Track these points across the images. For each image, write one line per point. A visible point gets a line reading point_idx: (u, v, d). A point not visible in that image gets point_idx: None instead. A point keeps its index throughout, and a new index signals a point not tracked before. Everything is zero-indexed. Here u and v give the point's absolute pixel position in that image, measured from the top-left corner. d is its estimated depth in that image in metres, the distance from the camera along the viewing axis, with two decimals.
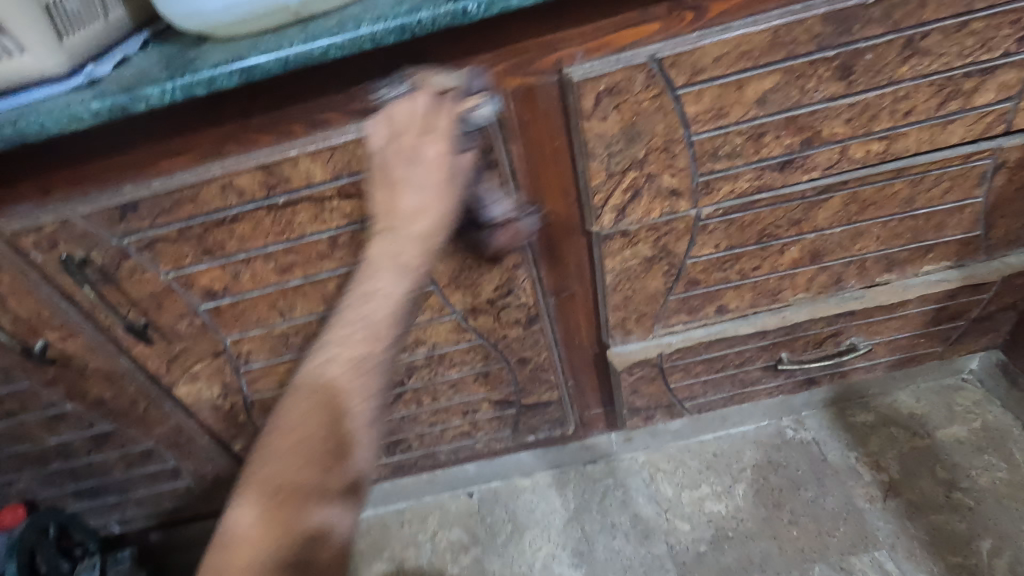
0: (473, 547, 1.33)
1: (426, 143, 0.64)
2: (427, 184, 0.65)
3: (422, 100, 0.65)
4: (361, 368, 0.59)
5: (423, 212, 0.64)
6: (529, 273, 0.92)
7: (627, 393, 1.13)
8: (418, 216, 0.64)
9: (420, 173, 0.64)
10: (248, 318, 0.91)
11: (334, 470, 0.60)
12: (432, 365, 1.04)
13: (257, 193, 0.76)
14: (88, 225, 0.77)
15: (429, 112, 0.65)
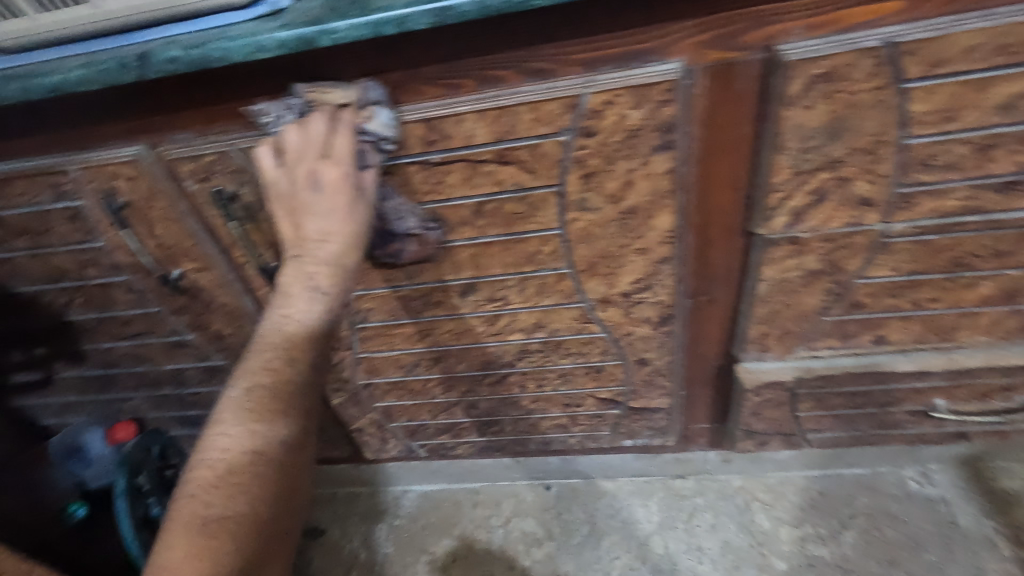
0: (547, 542, 1.29)
1: (323, 166, 0.67)
2: (330, 210, 0.68)
3: (319, 124, 0.68)
4: (284, 392, 0.67)
5: (333, 237, 0.69)
6: (674, 271, 0.84)
7: (746, 413, 1.04)
8: (326, 241, 0.69)
9: (325, 201, 0.68)
10: (375, 276, 0.88)
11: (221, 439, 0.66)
12: (545, 352, 0.99)
13: (414, 148, 0.73)
14: (245, 160, 0.76)
15: (327, 136, 0.67)
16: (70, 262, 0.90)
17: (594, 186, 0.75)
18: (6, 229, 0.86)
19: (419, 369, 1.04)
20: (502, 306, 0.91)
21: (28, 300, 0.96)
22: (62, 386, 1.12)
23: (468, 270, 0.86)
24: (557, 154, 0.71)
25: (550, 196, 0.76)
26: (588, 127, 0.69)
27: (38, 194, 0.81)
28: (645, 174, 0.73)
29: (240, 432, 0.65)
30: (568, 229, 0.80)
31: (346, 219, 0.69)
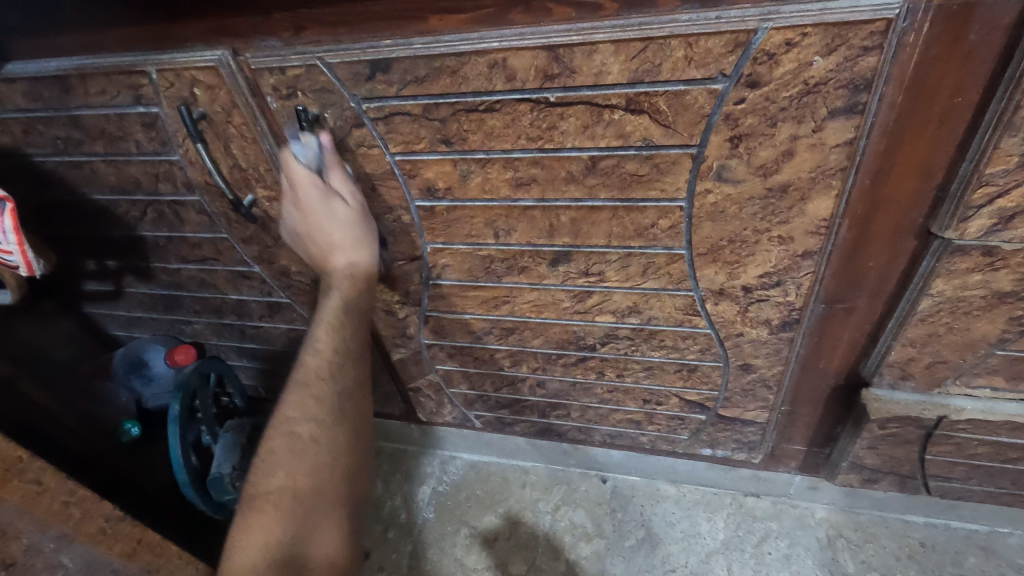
0: (596, 539, 1.19)
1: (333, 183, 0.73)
2: (346, 221, 0.74)
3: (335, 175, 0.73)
4: (347, 408, 0.73)
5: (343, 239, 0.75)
6: (816, 269, 0.69)
7: (860, 444, 0.88)
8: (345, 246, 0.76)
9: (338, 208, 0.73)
10: (458, 230, 0.78)
11: (304, 481, 0.68)
12: (635, 341, 0.86)
13: (528, 82, 0.60)
14: (332, 78, 0.66)
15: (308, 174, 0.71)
16: (143, 173, 0.85)
17: (742, 152, 0.60)
18: (83, 131, 0.81)
19: (489, 338, 0.95)
20: (595, 282, 0.79)
21: (102, 209, 0.92)
22: (129, 301, 1.10)
23: (565, 236, 0.74)
24: (706, 106, 0.57)
25: (684, 159, 0.62)
26: (753, 76, 0.54)
27: (117, 95, 0.75)
28: (812, 144, 0.58)
29: (294, 423, 0.71)
30: (696, 203, 0.66)
31: (359, 241, 0.76)
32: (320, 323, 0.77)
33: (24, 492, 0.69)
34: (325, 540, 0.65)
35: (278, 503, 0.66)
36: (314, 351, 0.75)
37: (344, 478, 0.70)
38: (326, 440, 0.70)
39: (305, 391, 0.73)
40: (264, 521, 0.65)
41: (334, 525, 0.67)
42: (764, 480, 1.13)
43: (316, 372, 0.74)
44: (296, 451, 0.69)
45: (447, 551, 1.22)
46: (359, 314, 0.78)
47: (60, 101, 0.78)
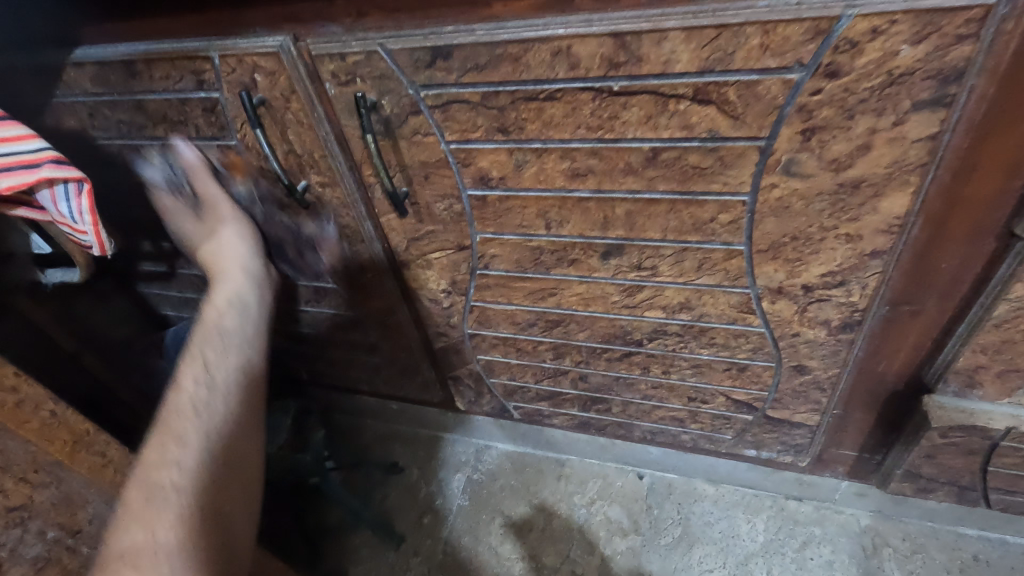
0: (631, 535, 1.18)
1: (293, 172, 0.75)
2: None
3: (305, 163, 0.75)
4: (234, 437, 0.69)
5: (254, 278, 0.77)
6: (883, 269, 0.67)
7: (917, 453, 0.85)
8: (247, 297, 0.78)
9: None
10: (509, 221, 0.77)
11: (181, 516, 0.60)
12: (684, 338, 0.85)
13: (592, 70, 0.59)
14: (392, 65, 0.65)
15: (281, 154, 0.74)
16: (201, 157, 0.86)
17: (814, 146, 0.58)
18: (146, 115, 0.83)
19: (534, 330, 0.94)
20: (647, 277, 0.78)
21: (160, 192, 0.95)
22: (182, 282, 1.13)
23: (619, 229, 0.73)
24: (779, 97, 0.55)
25: (751, 152, 0.60)
26: (832, 66, 0.52)
27: (180, 80, 0.76)
28: (891, 138, 0.55)
29: (161, 467, 0.63)
30: (760, 198, 0.64)
31: None
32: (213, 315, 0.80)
33: (90, 463, 0.71)
34: (237, 524, 0.65)
35: (197, 490, 0.63)
36: (200, 353, 0.75)
37: (223, 498, 0.65)
38: (232, 448, 0.68)
39: (198, 384, 0.71)
40: (170, 511, 0.60)
41: (243, 507, 0.67)
42: (808, 484, 1.10)
43: (214, 362, 0.74)
44: (176, 488, 0.62)
45: (482, 539, 1.23)
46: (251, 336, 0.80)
47: (125, 86, 0.80)
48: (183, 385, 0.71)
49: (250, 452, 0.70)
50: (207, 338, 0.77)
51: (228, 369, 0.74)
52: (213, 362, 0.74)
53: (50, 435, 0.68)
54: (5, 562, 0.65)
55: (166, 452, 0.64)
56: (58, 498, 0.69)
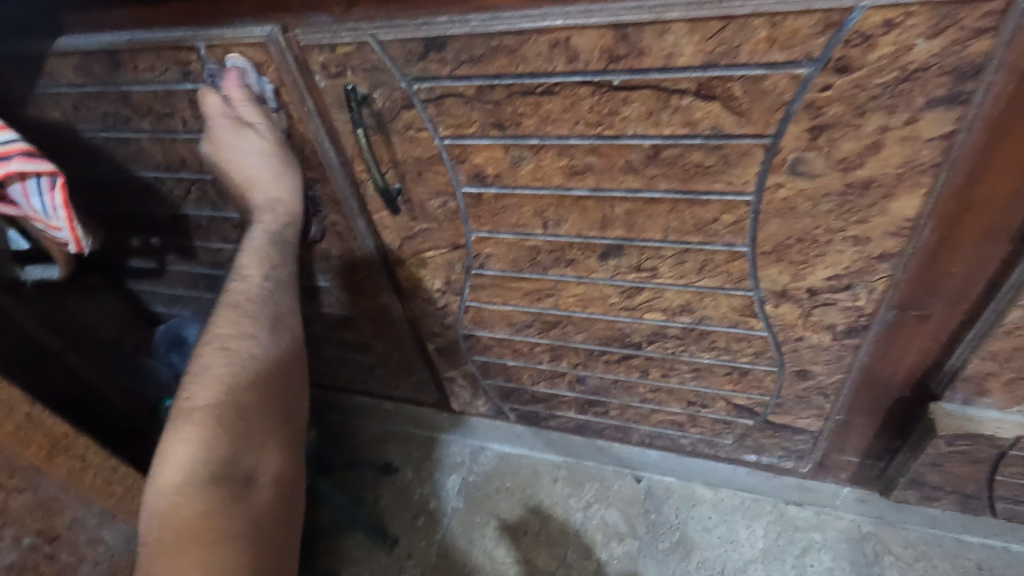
0: (629, 539, 1.16)
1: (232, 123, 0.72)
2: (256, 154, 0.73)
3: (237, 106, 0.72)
4: (268, 363, 0.66)
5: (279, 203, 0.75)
6: (891, 272, 0.64)
7: (922, 461, 0.83)
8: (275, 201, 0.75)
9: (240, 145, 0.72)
10: (505, 219, 0.75)
11: (225, 441, 0.58)
12: (684, 341, 0.82)
13: (592, 64, 0.56)
14: (385, 57, 0.63)
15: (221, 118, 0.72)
16: (189, 151, 0.84)
17: (822, 144, 0.55)
18: (131, 107, 0.80)
19: (530, 331, 0.92)
20: (646, 278, 0.76)
21: (147, 186, 0.92)
22: (171, 279, 1.10)
23: (618, 229, 0.71)
24: (786, 93, 0.53)
25: (756, 150, 0.57)
26: (843, 60, 0.50)
27: (165, 71, 0.74)
28: (904, 137, 0.53)
29: (203, 388, 0.62)
30: (764, 199, 0.61)
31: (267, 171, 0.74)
32: (246, 250, 0.73)
33: (69, 467, 0.69)
34: (267, 460, 0.61)
35: (223, 419, 0.59)
36: (242, 276, 0.71)
37: (284, 414, 0.66)
38: (270, 386, 0.65)
39: (237, 310, 0.69)
40: (200, 434, 0.58)
41: (277, 445, 0.63)
42: (809, 489, 1.08)
43: (250, 297, 0.70)
44: (214, 411, 0.59)
45: (476, 542, 1.21)
46: (292, 241, 0.75)
47: (109, 77, 0.77)
48: (223, 319, 0.68)
49: (287, 380, 0.68)
50: (247, 263, 0.72)
51: (263, 305, 0.70)
52: (246, 299, 0.70)
53: (25, 439, 0.64)
54: None
55: (199, 384, 0.62)
56: (35, 502, 0.67)
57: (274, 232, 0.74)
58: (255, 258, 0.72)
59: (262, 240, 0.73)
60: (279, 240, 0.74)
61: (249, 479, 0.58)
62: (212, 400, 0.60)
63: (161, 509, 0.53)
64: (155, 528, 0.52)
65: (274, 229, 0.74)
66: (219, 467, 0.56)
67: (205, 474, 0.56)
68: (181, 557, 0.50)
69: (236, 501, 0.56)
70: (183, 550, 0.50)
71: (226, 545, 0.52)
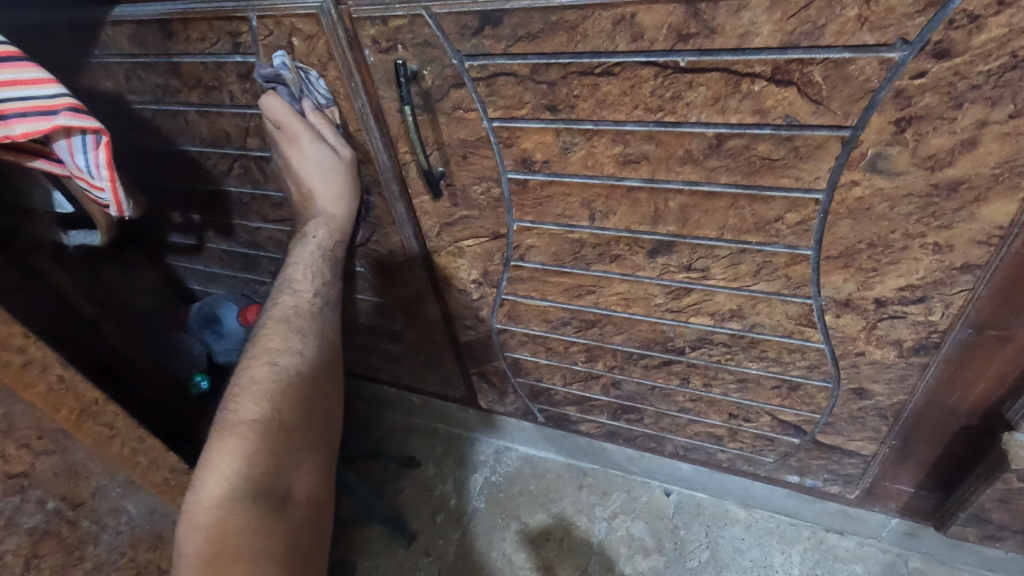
0: (654, 555, 1.11)
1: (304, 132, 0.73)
2: (324, 166, 0.74)
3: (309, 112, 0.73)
4: (309, 378, 0.69)
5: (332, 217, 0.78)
6: (973, 285, 0.59)
7: (988, 497, 0.76)
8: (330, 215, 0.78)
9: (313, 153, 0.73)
10: (550, 209, 0.72)
11: (268, 456, 0.61)
12: (732, 349, 0.78)
13: (657, 43, 0.53)
14: (437, 31, 0.60)
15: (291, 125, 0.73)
16: (234, 126, 0.83)
17: (908, 139, 0.50)
18: (181, 79, 0.80)
19: (567, 329, 0.88)
20: (696, 279, 0.71)
21: (191, 160, 0.92)
22: (209, 256, 1.10)
23: (671, 225, 0.67)
24: (873, 80, 0.48)
25: (832, 143, 0.53)
26: (942, 44, 0.45)
27: (216, 43, 0.73)
28: (1005, 134, 0.48)
29: (251, 400, 0.64)
30: (836, 197, 0.57)
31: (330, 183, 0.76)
32: (297, 264, 0.76)
33: (96, 435, 0.67)
34: (301, 479, 0.65)
35: (264, 434, 0.62)
36: (292, 290, 0.75)
37: (318, 431, 0.69)
38: (309, 403, 0.68)
39: (287, 324, 0.72)
40: (245, 447, 0.61)
41: (312, 464, 0.67)
42: (853, 518, 1.01)
43: (300, 312, 0.73)
44: (262, 425, 0.63)
45: (495, 545, 1.18)
46: (340, 257, 0.80)
47: (161, 47, 0.77)
48: (268, 334, 0.71)
49: (326, 399, 0.71)
50: (299, 278, 0.75)
51: (313, 320, 0.73)
52: (298, 312, 0.73)
53: (57, 402, 0.63)
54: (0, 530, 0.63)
55: (246, 397, 0.65)
56: (61, 467, 0.67)
57: (326, 249, 0.78)
58: (307, 273, 0.76)
59: (314, 256, 0.77)
60: (330, 257, 0.78)
61: (285, 497, 0.62)
62: (259, 416, 0.63)
63: (202, 520, 0.56)
64: (195, 538, 0.55)
65: (325, 244, 0.78)
66: (260, 485, 0.59)
67: (247, 488, 0.58)
68: (223, 570, 0.53)
69: (274, 521, 0.59)
70: (226, 562, 0.54)
71: (263, 560, 0.55)
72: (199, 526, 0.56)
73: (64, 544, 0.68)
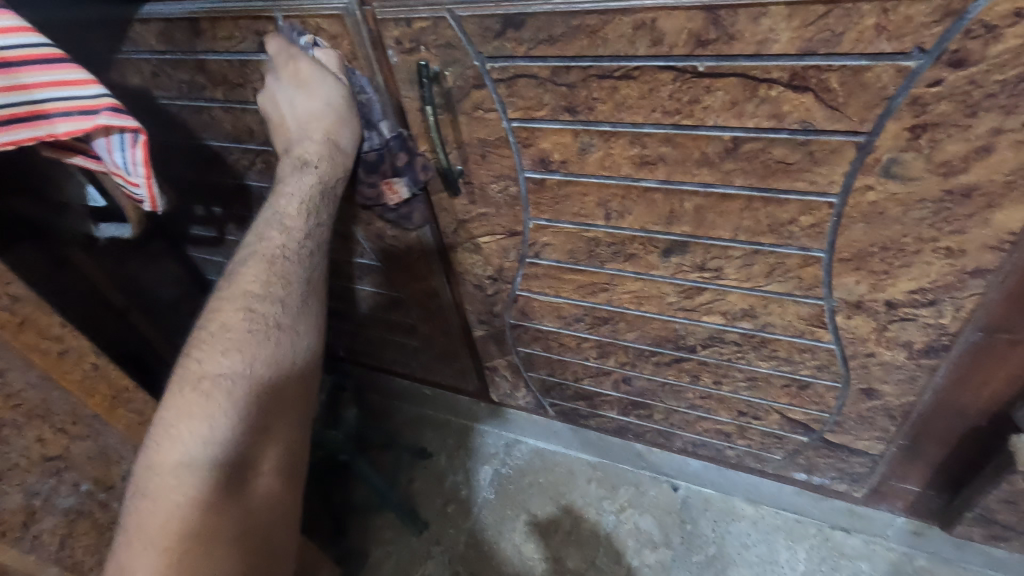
0: (662, 548, 1.13)
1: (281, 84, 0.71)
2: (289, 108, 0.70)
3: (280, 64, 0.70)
4: (286, 329, 0.64)
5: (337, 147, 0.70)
6: (985, 289, 0.59)
7: (995, 497, 0.77)
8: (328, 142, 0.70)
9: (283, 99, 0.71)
10: (567, 208, 0.73)
11: (229, 424, 0.57)
12: (743, 348, 0.79)
13: (676, 48, 0.54)
14: (460, 33, 0.62)
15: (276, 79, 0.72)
16: (257, 122, 0.85)
17: (923, 145, 0.51)
18: (207, 75, 0.82)
19: (580, 325, 0.90)
20: (709, 279, 0.73)
21: (214, 154, 0.94)
22: (229, 249, 1.13)
23: (685, 225, 0.68)
24: (889, 87, 0.49)
25: (847, 148, 0.54)
26: (959, 53, 0.46)
27: (243, 41, 0.75)
28: (1019, 142, 0.49)
29: (222, 355, 0.60)
30: (850, 201, 0.58)
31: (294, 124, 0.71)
32: (290, 197, 0.68)
33: (127, 420, 0.71)
34: (265, 451, 0.61)
35: (229, 395, 0.58)
36: (281, 227, 0.67)
37: (291, 399, 0.64)
38: (281, 365, 0.63)
39: (270, 267, 0.66)
40: (205, 410, 0.57)
41: (278, 436, 0.62)
42: (860, 516, 1.02)
43: (283, 253, 0.67)
44: (228, 386, 0.58)
45: (505, 535, 1.20)
46: (337, 188, 0.71)
47: (189, 45, 0.79)
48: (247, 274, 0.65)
49: (303, 362, 0.66)
50: (287, 212, 0.68)
51: (299, 264, 0.67)
52: (285, 254, 0.67)
53: (91, 389, 0.67)
54: (38, 510, 0.65)
55: (213, 347, 0.61)
56: (94, 451, 0.69)
57: (324, 182, 0.69)
58: (300, 207, 0.68)
59: (309, 186, 0.68)
60: (330, 194, 0.70)
61: (246, 473, 0.58)
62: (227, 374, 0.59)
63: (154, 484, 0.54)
64: (147, 503, 0.54)
65: (325, 178, 0.69)
66: (221, 451, 0.56)
67: (202, 458, 0.55)
68: (170, 550, 0.52)
69: (231, 492, 0.56)
70: (174, 546, 0.52)
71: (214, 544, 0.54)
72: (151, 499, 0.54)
73: (97, 525, 0.71)
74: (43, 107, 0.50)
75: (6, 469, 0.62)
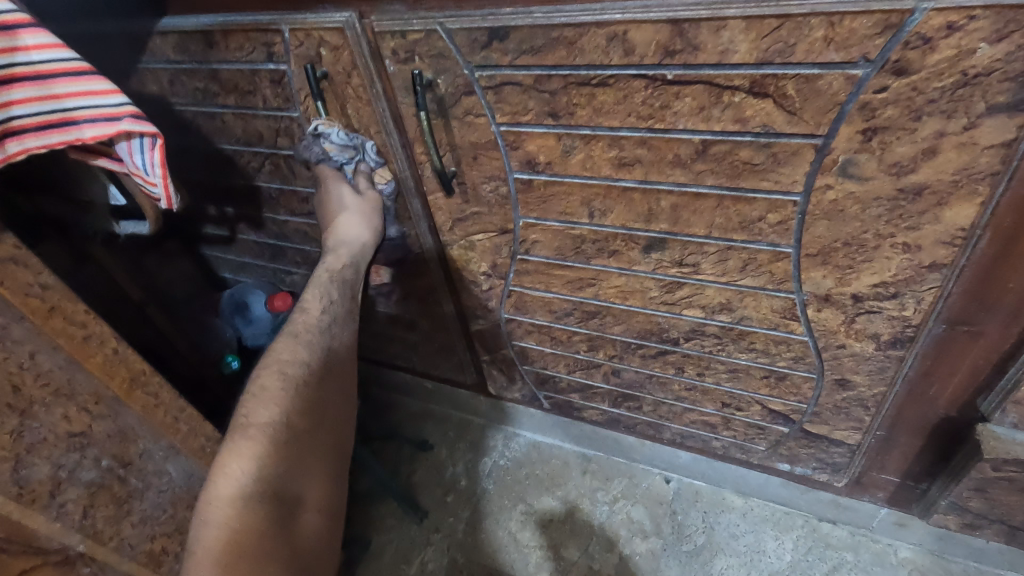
0: (652, 538, 1.17)
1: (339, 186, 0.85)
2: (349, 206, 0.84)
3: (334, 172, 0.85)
4: (317, 384, 0.72)
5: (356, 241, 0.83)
6: (942, 282, 0.63)
7: (965, 486, 0.80)
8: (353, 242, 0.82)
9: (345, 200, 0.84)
10: (553, 207, 0.78)
11: (280, 461, 0.65)
12: (723, 341, 0.83)
13: (647, 57, 0.58)
14: (450, 44, 0.67)
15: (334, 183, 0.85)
16: (266, 127, 0.91)
17: (875, 147, 0.55)
18: (220, 84, 0.87)
19: (570, 319, 0.94)
20: (688, 274, 0.77)
21: (226, 158, 1.00)
22: (240, 247, 1.19)
23: (663, 223, 0.72)
24: (840, 93, 0.53)
25: (806, 149, 0.58)
26: (900, 62, 0.50)
27: (252, 52, 0.80)
28: (961, 143, 0.52)
29: (269, 403, 0.67)
30: (812, 200, 0.61)
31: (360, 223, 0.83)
32: (312, 286, 0.78)
33: (144, 402, 0.76)
34: (308, 486, 0.68)
35: (278, 437, 0.65)
36: (303, 309, 0.76)
37: (325, 440, 0.72)
38: (317, 412, 0.71)
39: (297, 338, 0.73)
40: (256, 451, 0.64)
41: (319, 473, 0.70)
42: (845, 507, 1.05)
43: (310, 328, 0.74)
44: (275, 429, 0.66)
45: (502, 524, 1.24)
46: (352, 281, 0.80)
47: (203, 55, 0.84)
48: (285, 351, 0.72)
49: (334, 412, 0.74)
50: (309, 298, 0.76)
51: (322, 337, 0.74)
52: (307, 331, 0.74)
53: (112, 371, 0.72)
54: (64, 482, 0.71)
55: (257, 400, 0.67)
56: (114, 430, 0.75)
57: (337, 271, 0.79)
58: (316, 294, 0.77)
59: (324, 280, 0.78)
60: (341, 279, 0.79)
61: (292, 504, 0.65)
62: (273, 420, 0.66)
63: (218, 516, 0.59)
64: (208, 532, 0.58)
65: (337, 269, 0.79)
66: (271, 488, 0.63)
67: (256, 490, 0.61)
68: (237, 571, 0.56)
69: (285, 522, 0.63)
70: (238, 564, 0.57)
71: (272, 561, 0.59)
72: (213, 525, 0.59)
73: (115, 498, 0.77)
74: (73, 114, 0.56)
75: (35, 442, 0.68)
